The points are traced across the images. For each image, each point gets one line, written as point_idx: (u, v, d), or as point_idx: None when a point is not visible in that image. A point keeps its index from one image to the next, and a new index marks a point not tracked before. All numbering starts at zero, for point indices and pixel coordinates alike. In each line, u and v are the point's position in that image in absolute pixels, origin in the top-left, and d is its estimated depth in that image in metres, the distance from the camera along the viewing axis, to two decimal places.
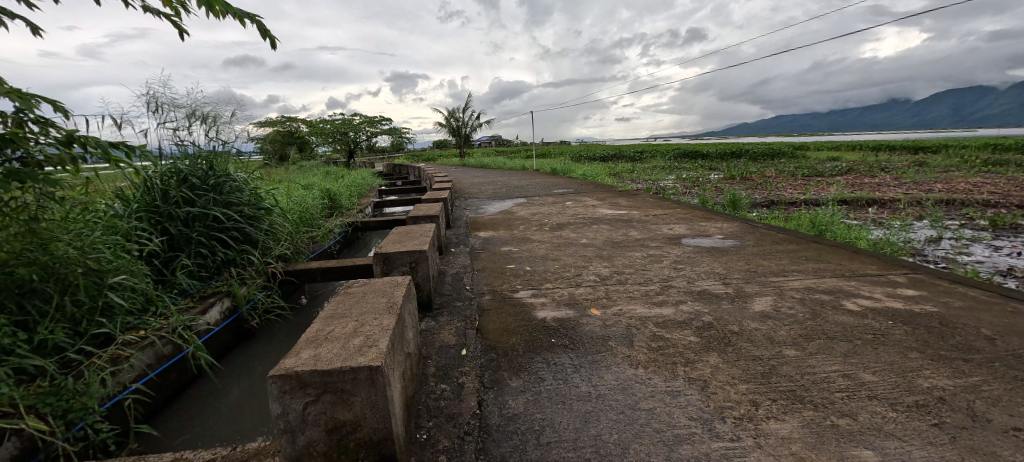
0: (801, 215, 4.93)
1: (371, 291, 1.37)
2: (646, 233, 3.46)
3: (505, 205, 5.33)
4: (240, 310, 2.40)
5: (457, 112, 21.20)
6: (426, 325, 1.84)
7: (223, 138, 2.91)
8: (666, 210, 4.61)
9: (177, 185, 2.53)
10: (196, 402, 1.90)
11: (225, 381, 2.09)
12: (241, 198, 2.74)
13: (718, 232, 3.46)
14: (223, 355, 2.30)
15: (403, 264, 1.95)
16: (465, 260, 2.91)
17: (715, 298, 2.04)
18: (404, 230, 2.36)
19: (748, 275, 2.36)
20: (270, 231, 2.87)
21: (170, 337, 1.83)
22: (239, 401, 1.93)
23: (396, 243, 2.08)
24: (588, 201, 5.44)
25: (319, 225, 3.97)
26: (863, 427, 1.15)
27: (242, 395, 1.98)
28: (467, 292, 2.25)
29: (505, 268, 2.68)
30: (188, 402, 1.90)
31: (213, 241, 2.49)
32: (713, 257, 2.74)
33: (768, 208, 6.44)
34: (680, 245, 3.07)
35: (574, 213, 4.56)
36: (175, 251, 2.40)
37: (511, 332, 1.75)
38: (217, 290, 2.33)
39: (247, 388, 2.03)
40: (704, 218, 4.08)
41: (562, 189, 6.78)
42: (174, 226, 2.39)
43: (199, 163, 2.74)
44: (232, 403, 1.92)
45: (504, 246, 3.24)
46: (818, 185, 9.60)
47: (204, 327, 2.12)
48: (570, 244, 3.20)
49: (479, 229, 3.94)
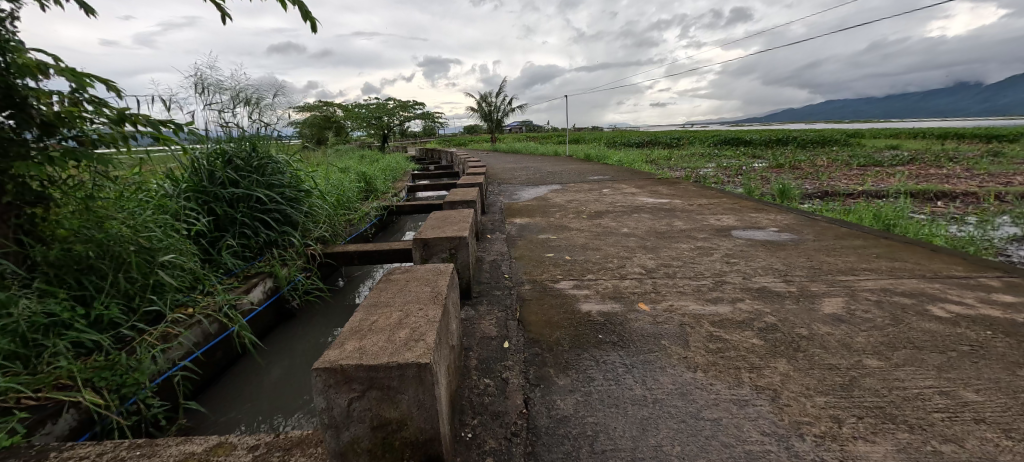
0: (861, 210, 4.55)
1: (414, 279, 1.30)
2: (692, 223, 3.26)
3: (540, 192, 5.21)
4: (282, 290, 2.45)
5: (488, 98, 20.90)
6: (465, 314, 1.78)
7: (265, 120, 2.93)
8: (711, 199, 4.34)
9: (222, 167, 2.57)
10: (244, 380, 1.95)
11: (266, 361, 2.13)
12: (282, 180, 2.77)
13: (772, 224, 3.21)
14: (265, 334, 2.35)
15: (442, 250, 1.88)
16: (502, 247, 2.83)
17: (778, 297, 1.86)
18: (442, 215, 2.29)
19: (812, 272, 2.16)
20: (310, 213, 2.90)
21: (216, 316, 1.86)
22: (281, 382, 1.97)
23: (435, 229, 2.01)
24: (625, 189, 5.21)
25: (355, 208, 4.00)
26: (974, 457, 0.98)
27: (284, 375, 2.01)
28: (506, 281, 2.17)
29: (544, 257, 2.58)
30: (234, 380, 1.93)
31: (256, 222, 2.53)
32: (769, 251, 2.54)
33: (823, 199, 5.99)
34: (730, 237, 2.87)
35: (613, 201, 4.38)
36: (221, 231, 2.45)
37: (555, 325, 1.66)
38: (260, 271, 2.37)
39: (288, 370, 2.07)
40: (754, 208, 3.81)
41: (597, 176, 6.57)
42: (220, 207, 2.43)
43: (243, 145, 2.77)
44: (275, 383, 1.96)
45: (541, 234, 3.14)
46: (877, 175, 8.86)
47: (248, 307, 2.17)
48: (611, 234, 3.05)
49: (515, 215, 3.85)
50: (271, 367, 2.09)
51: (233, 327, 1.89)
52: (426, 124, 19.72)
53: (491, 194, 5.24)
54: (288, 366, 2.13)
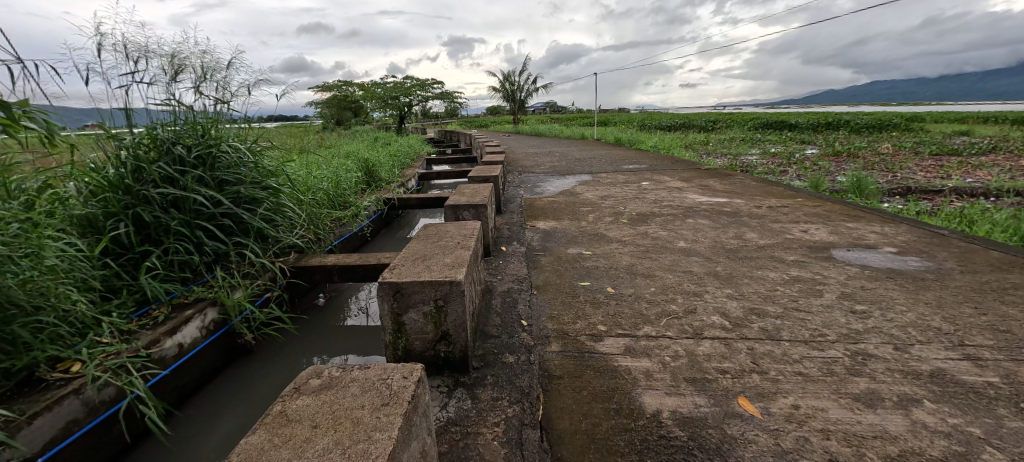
0: (972, 216, 3.62)
1: (329, 420, 0.64)
2: (772, 238, 2.47)
3: (567, 184, 4.47)
4: (231, 322, 1.92)
5: (511, 76, 19.91)
6: (457, 407, 1.12)
7: (220, 97, 2.29)
8: (784, 199, 3.50)
9: (153, 160, 1.97)
10: (170, 447, 1.52)
11: (210, 418, 1.70)
12: (238, 176, 2.16)
13: (884, 242, 2.39)
14: (216, 377, 1.89)
15: (423, 301, 1.19)
16: (519, 267, 2.14)
17: (981, 401, 1.10)
18: (434, 234, 1.61)
19: (1005, 341, 1.37)
20: (276, 218, 2.30)
21: (107, 379, 1.35)
22: (217, 446, 1.55)
23: (417, 262, 1.33)
24: (669, 182, 4.40)
25: (348, 203, 3.39)
26: None
27: (225, 436, 1.60)
28: (523, 333, 1.50)
29: (577, 288, 1.88)
30: (161, 445, 1.53)
31: (198, 233, 1.95)
32: (909, 292, 1.74)
33: (908, 198, 5.00)
34: (835, 262, 2.08)
35: (658, 199, 3.60)
36: (150, 244, 1.89)
37: (603, 449, 0.97)
38: (200, 298, 1.84)
39: (234, 428, 1.65)
40: (847, 214, 2.97)
41: (633, 165, 5.75)
42: (148, 212, 1.85)
43: (188, 130, 2.15)
44: (209, 449, 1.54)
45: (572, 248, 2.43)
46: (963, 166, 7.60)
47: (175, 350, 1.66)
48: (664, 252, 2.31)
49: (537, 217, 3.15)
50: (219, 420, 1.70)
51: (136, 392, 1.38)
52: (447, 104, 18.94)
53: (511, 186, 4.53)
54: (239, 419, 1.72)
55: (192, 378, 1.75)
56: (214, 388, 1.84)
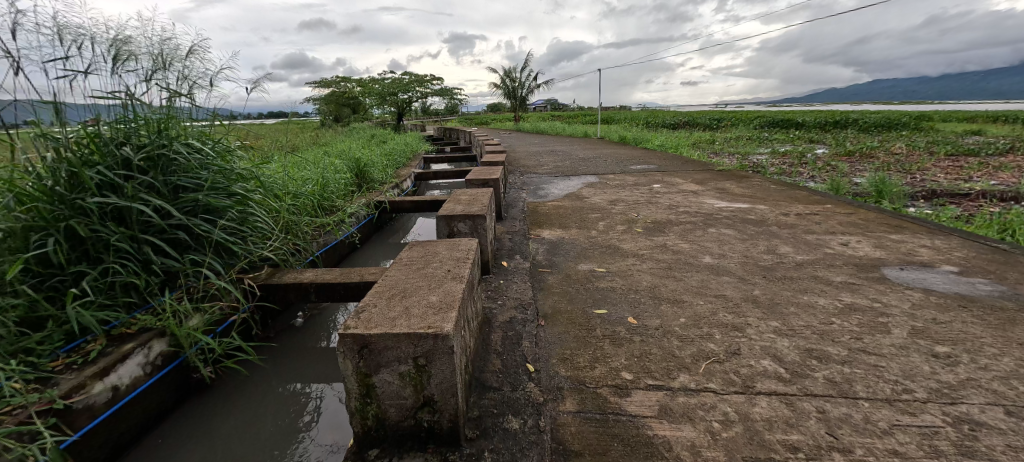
0: (1015, 224, 3.32)
1: None
2: (809, 253, 2.17)
3: (573, 186, 4.18)
4: (184, 354, 1.63)
5: (512, 72, 19.60)
6: None
7: (176, 89, 1.99)
8: (811, 205, 3.20)
9: (94, 163, 1.67)
10: None
11: None
12: (197, 182, 1.85)
13: (941, 260, 2.09)
14: (165, 419, 1.60)
15: (398, 359, 0.89)
16: (522, 289, 1.84)
17: None
18: (420, 258, 1.31)
19: None
20: (243, 229, 2.00)
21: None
22: None
23: (393, 301, 1.02)
24: (682, 185, 4.09)
25: (334, 208, 3.10)
26: None
27: None
28: (529, 384, 1.20)
29: (593, 317, 1.59)
30: None
31: (144, 250, 1.65)
32: (996, 329, 1.44)
33: (934, 202, 4.71)
34: (892, 287, 1.78)
35: (673, 205, 3.30)
36: (85, 264, 1.59)
37: None
38: (145, 328, 1.55)
39: None
40: (887, 224, 2.67)
41: (641, 165, 5.46)
42: (83, 225, 1.55)
43: (138, 127, 1.85)
44: None
45: (582, 263, 2.13)
46: (983, 167, 7.29)
47: (108, 395, 1.37)
48: (689, 270, 2.01)
49: (542, 225, 2.85)
50: None
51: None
52: (447, 101, 18.61)
53: (512, 188, 4.23)
54: None
55: (130, 425, 1.45)
56: (161, 433, 1.56)
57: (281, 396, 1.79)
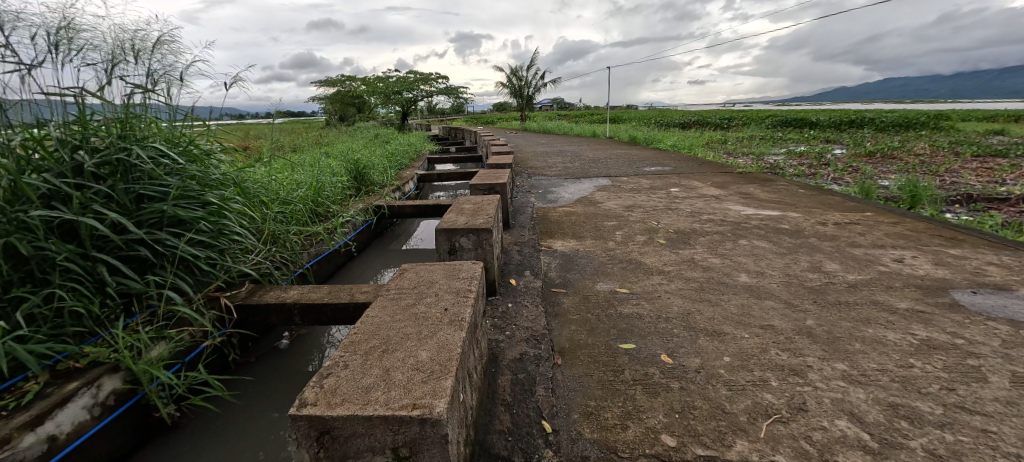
0: None
1: None
2: (861, 272, 1.89)
3: (585, 190, 3.92)
4: (143, 391, 1.41)
5: (519, 70, 19.36)
6: None
7: (142, 84, 1.77)
8: (850, 213, 2.91)
9: (41, 170, 1.46)
10: None
11: None
12: (164, 190, 1.63)
13: (1018, 281, 1.80)
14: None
15: (371, 448, 0.65)
16: (534, 314, 1.60)
17: None
18: (412, 291, 1.07)
19: None
20: (218, 243, 1.77)
21: None
22: None
23: (370, 359, 0.78)
24: (702, 189, 3.82)
25: (328, 215, 2.87)
26: None
27: None
28: (545, 453, 0.95)
29: (619, 354, 1.33)
30: None
31: (98, 270, 1.43)
32: None
33: (974, 208, 4.38)
34: (973, 318, 1.51)
35: (696, 211, 3.04)
36: (28, 286, 1.37)
37: None
38: (94, 363, 1.32)
39: None
40: (941, 236, 2.38)
41: (655, 167, 5.19)
42: (25, 242, 1.33)
43: (98, 128, 1.63)
44: None
45: (601, 282, 1.88)
46: (1017, 169, 6.90)
47: (43, 448, 1.13)
48: (726, 291, 1.75)
49: (553, 234, 2.60)
50: None
51: None
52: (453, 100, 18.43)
53: (520, 192, 3.98)
54: None
55: None
56: None
57: (257, 431, 1.55)
